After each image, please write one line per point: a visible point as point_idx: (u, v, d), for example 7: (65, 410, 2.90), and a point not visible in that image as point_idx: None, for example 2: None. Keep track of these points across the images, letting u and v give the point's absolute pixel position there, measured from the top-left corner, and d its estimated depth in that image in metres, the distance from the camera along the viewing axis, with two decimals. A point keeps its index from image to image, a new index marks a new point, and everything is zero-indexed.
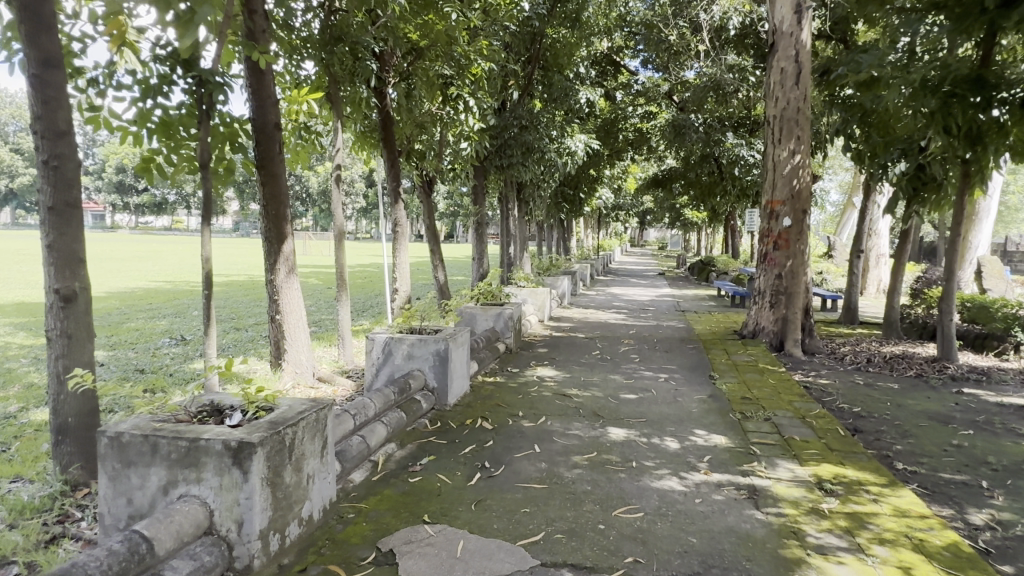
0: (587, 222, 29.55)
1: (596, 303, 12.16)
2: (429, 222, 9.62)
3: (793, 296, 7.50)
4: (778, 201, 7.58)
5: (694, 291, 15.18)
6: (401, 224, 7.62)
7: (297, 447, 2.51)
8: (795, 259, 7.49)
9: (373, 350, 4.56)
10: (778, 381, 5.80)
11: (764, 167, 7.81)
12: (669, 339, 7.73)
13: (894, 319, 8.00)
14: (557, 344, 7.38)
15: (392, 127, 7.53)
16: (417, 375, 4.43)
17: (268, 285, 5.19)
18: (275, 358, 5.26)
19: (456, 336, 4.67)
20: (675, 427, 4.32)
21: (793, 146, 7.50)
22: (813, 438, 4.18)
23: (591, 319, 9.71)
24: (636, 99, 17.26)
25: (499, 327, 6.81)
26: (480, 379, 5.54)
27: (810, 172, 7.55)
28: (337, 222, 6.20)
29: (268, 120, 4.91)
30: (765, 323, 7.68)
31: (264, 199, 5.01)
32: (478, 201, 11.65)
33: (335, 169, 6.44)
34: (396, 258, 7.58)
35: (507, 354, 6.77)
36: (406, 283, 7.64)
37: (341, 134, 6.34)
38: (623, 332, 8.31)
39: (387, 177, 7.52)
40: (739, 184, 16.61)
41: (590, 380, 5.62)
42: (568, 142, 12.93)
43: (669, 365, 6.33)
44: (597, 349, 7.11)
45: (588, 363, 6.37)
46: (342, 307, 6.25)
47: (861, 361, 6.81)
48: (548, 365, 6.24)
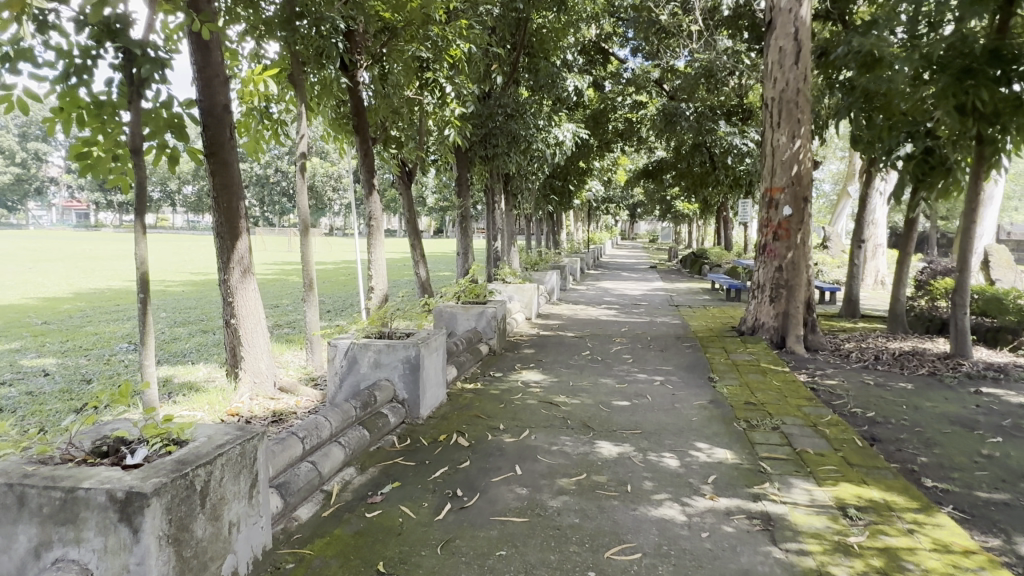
0: (577, 215, 29.11)
1: (587, 298, 11.70)
2: (409, 215, 9.12)
3: (794, 290, 7.05)
4: (778, 188, 7.14)
5: (688, 284, 14.73)
6: (377, 217, 7.11)
7: (212, 492, 2.02)
8: (796, 250, 7.05)
9: (336, 357, 4.08)
10: (782, 383, 5.35)
11: (762, 153, 7.37)
12: (662, 336, 7.28)
13: (900, 312, 7.59)
14: (544, 344, 6.91)
15: (364, 114, 7.01)
16: (385, 386, 3.95)
17: (221, 286, 4.68)
18: (231, 366, 4.76)
19: (430, 340, 4.18)
20: (674, 441, 3.86)
21: (792, 130, 7.05)
22: (828, 451, 3.73)
23: (581, 316, 9.25)
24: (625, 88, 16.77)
25: (481, 327, 6.33)
26: (459, 386, 5.07)
27: (811, 156, 7.10)
28: (302, 215, 5.68)
29: (217, 101, 4.39)
30: (765, 319, 7.25)
31: (214, 190, 4.50)
32: (462, 193, 11.13)
33: (300, 158, 5.89)
34: (371, 254, 7.09)
35: (491, 356, 6.30)
36: (383, 281, 7.14)
37: (306, 120, 5.80)
38: (614, 329, 7.85)
39: (359, 168, 7.00)
40: (733, 174, 16.17)
41: (579, 385, 5.16)
42: (556, 132, 12.45)
43: (665, 366, 5.87)
44: (587, 349, 6.65)
45: (577, 365, 5.90)
46: (310, 308, 5.75)
47: (869, 358, 6.38)
48: (534, 368, 5.77)
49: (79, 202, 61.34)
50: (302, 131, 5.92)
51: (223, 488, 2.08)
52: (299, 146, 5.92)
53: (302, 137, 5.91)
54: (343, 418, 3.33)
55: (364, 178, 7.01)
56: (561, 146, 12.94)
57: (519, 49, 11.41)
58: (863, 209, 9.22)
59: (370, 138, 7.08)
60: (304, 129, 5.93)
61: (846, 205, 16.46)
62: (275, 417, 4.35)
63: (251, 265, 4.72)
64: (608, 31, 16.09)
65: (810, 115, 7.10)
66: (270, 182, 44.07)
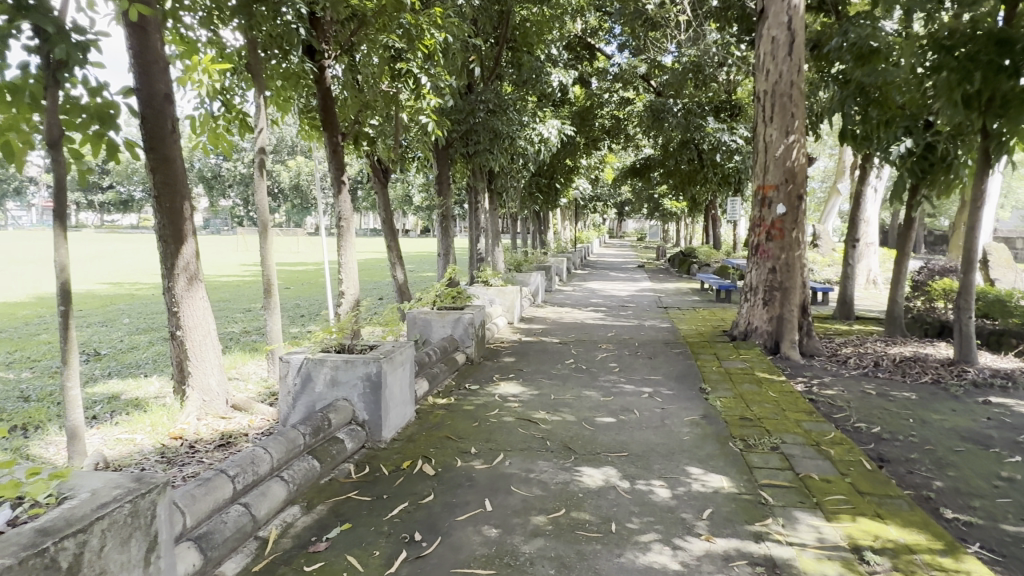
0: (565, 214, 28.77)
1: (573, 300, 11.32)
2: (385, 214, 8.69)
3: (789, 292, 6.70)
4: (771, 185, 6.78)
5: (676, 284, 14.38)
6: (348, 217, 6.68)
7: (87, 567, 1.61)
8: (791, 250, 6.70)
9: (288, 374, 3.65)
10: (779, 394, 4.98)
11: (753, 148, 7.02)
12: (651, 342, 6.90)
13: (898, 314, 7.27)
14: (526, 351, 6.51)
15: (334, 108, 6.56)
16: (342, 407, 3.54)
17: (166, 295, 4.22)
18: (178, 382, 4.32)
19: (394, 353, 3.77)
20: (664, 465, 3.47)
21: (786, 124, 6.69)
22: (835, 476, 3.36)
23: (566, 319, 8.87)
24: (612, 85, 16.52)
25: (458, 334, 5.91)
26: (431, 401, 4.66)
27: (805, 151, 6.74)
28: (260, 216, 5.24)
29: (156, 90, 3.96)
30: (758, 323, 6.89)
31: (155, 189, 4.05)
32: (442, 191, 10.70)
33: (258, 153, 5.43)
34: (341, 256, 6.65)
35: (469, 365, 5.90)
36: (354, 284, 6.71)
37: (266, 113, 5.34)
38: (600, 334, 7.48)
39: (328, 165, 6.57)
40: (721, 171, 15.85)
41: (561, 399, 4.76)
42: (540, 128, 12.08)
43: (653, 376, 5.49)
44: (571, 357, 6.26)
45: (559, 376, 5.51)
46: (272, 317, 5.32)
47: (867, 364, 6.04)
48: (514, 379, 5.37)
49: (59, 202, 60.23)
50: (261, 124, 5.44)
51: (103, 559, 1.67)
52: (257, 140, 5.44)
53: (261, 131, 5.44)
54: (288, 448, 2.91)
55: (334, 175, 6.59)
56: (546, 142, 12.55)
57: (502, 42, 11.03)
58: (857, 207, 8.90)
59: (340, 132, 6.64)
60: (264, 123, 5.46)
61: (837, 203, 16.13)
62: (224, 440, 3.93)
63: (200, 271, 4.29)
64: (594, 26, 15.73)
65: (804, 109, 6.75)
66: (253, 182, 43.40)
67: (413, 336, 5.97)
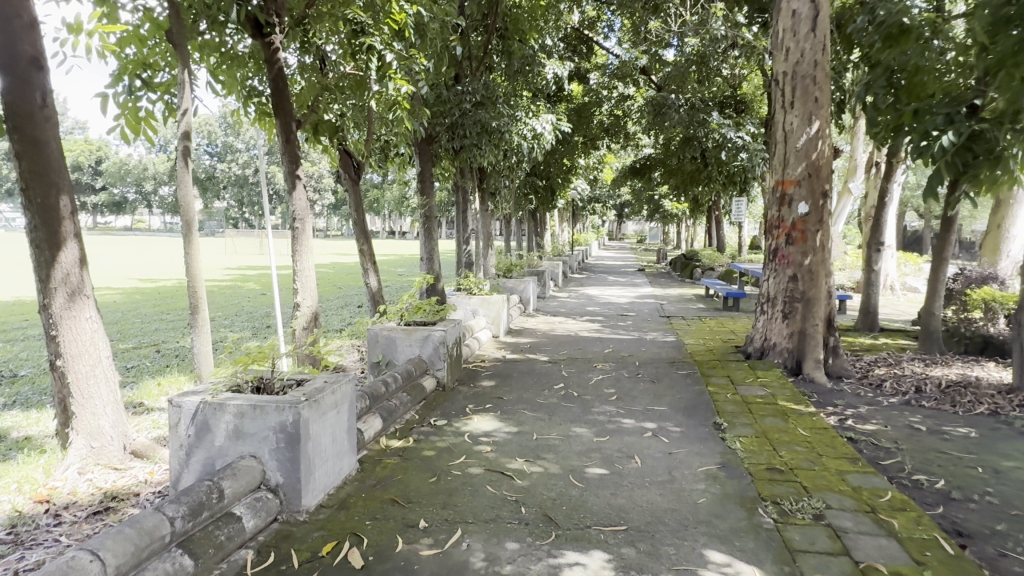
0: (562, 216, 27.95)
1: (567, 308, 10.43)
2: (357, 214, 7.80)
3: (812, 304, 5.82)
4: (791, 181, 5.91)
5: (679, 290, 13.49)
6: (304, 216, 5.80)
7: None
8: (814, 256, 5.81)
9: (180, 422, 2.79)
10: (811, 433, 4.09)
11: (770, 140, 6.16)
12: (653, 360, 6.01)
13: (935, 328, 6.39)
14: (509, 373, 5.61)
15: (288, 92, 5.68)
16: (245, 469, 2.66)
17: (43, 315, 3.29)
18: (60, 424, 3.42)
19: (320, 396, 2.89)
20: (676, 549, 2.58)
21: (807, 111, 5.82)
22: (909, 566, 2.47)
23: (558, 332, 7.97)
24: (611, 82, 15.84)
25: (427, 355, 5.01)
26: (383, 443, 3.77)
27: (831, 142, 5.87)
28: (184, 213, 4.35)
29: (19, 52, 3.08)
30: (776, 339, 6.01)
31: (22, 179, 3.14)
32: (425, 190, 9.80)
33: (181, 140, 4.38)
34: (297, 261, 5.77)
35: (439, 392, 5.01)
36: (312, 294, 5.85)
37: (191, 88, 4.27)
38: (595, 350, 6.58)
39: (281, 157, 5.68)
40: (726, 170, 14.97)
41: (545, 440, 3.88)
42: (533, 123, 11.26)
43: (657, 407, 4.59)
44: (560, 380, 5.36)
45: (545, 407, 4.61)
46: (199, 337, 4.46)
47: (907, 390, 5.16)
48: (491, 410, 4.50)
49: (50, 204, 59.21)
50: (185, 104, 4.34)
51: None
52: (179, 122, 4.35)
53: (183, 113, 4.34)
54: (140, 544, 2.03)
55: (286, 169, 5.71)
56: (539, 139, 11.67)
57: (493, 29, 10.16)
58: (880, 207, 8.04)
59: (294, 116, 5.75)
60: (189, 102, 4.36)
61: (848, 206, 15.25)
62: (103, 503, 3.04)
63: (84, 283, 3.37)
64: (591, 17, 14.87)
65: (828, 93, 5.87)
66: (247, 183, 42.49)
67: (375, 356, 5.06)
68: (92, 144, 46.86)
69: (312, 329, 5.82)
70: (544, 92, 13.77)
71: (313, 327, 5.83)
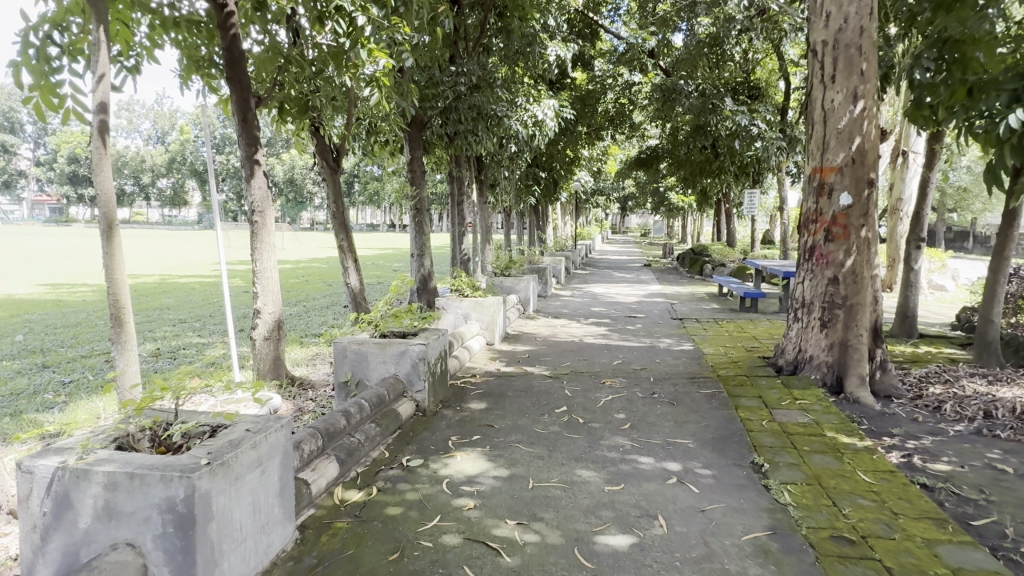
0: (565, 209, 27.11)
1: (570, 309, 9.62)
2: (335, 206, 6.98)
3: (856, 310, 5.01)
4: (831, 168, 5.10)
5: (689, 288, 12.65)
6: (265, 205, 4.96)
7: None
8: (858, 254, 5.00)
9: (33, 494, 2.00)
10: (876, 479, 3.28)
11: (806, 120, 5.34)
12: (671, 375, 5.20)
13: (993, 338, 5.57)
14: (502, 392, 4.79)
15: (245, 64, 4.85)
16: (115, 566, 1.86)
17: None
18: None
19: (230, 457, 2.08)
20: None
21: (851, 86, 5.00)
22: None
23: (560, 338, 7.15)
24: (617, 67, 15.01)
25: (404, 373, 4.21)
26: (338, 498, 2.95)
27: (877, 122, 5.05)
28: (101, 203, 3.50)
29: None
30: (812, 351, 5.19)
31: None
32: (416, 180, 8.97)
33: (96, 113, 3.52)
34: (257, 261, 4.95)
35: (418, 417, 4.20)
36: (276, 298, 5.03)
37: (105, 48, 3.42)
38: (602, 362, 5.76)
39: (238, 141, 4.87)
40: (740, 161, 14.09)
41: (544, 490, 3.08)
42: (534, 109, 10.47)
43: (681, 441, 3.78)
44: (563, 402, 4.55)
45: (544, 439, 3.79)
46: (122, 355, 3.64)
47: (973, 417, 4.35)
48: (478, 445, 3.68)
49: (48, 197, 58.46)
50: (101, 68, 3.49)
51: None
52: (93, 90, 3.49)
53: (99, 80, 3.49)
54: None
55: (243, 152, 4.90)
56: (540, 126, 10.85)
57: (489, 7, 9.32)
58: (920, 199, 7.13)
59: (254, 91, 4.97)
60: (106, 65, 3.51)
61: None
62: None
63: None
64: None
65: (875, 66, 5.05)
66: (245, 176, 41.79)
67: (342, 375, 4.23)
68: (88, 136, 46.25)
69: (275, 338, 5.00)
70: (544, 77, 12.92)
71: (276, 337, 5.01)
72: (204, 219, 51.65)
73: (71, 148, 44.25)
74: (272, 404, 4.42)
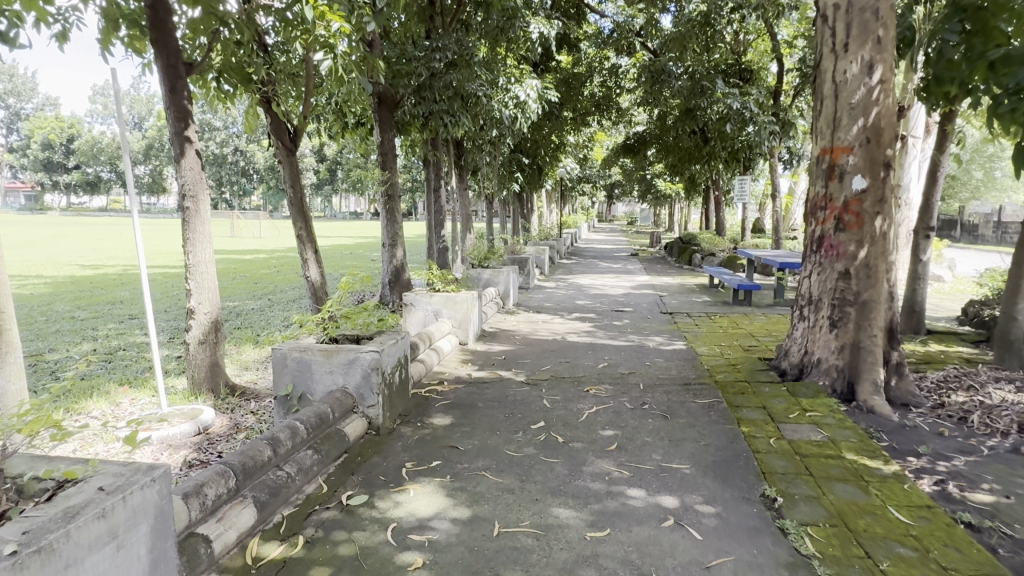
0: (550, 197, 26.55)
1: (553, 302, 9.04)
2: (293, 192, 6.31)
3: (869, 309, 4.45)
4: (842, 148, 4.53)
5: (678, 279, 12.12)
6: (198, 188, 4.30)
7: None
8: (871, 245, 4.45)
9: None
10: (913, 518, 2.71)
11: (815, 94, 4.76)
12: (663, 381, 4.65)
13: (1016, 337, 5.04)
14: (472, 403, 4.20)
15: (172, 24, 4.18)
16: None
17: None
18: None
19: (56, 539, 1.47)
20: None
21: (865, 55, 4.41)
22: None
23: (541, 335, 6.57)
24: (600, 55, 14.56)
25: (354, 386, 3.60)
26: (248, 557, 2.33)
27: (895, 95, 4.46)
28: None
29: None
30: (820, 354, 4.64)
31: None
32: (387, 164, 8.36)
33: None
34: (190, 253, 4.31)
35: (369, 437, 3.60)
36: (213, 295, 4.40)
37: None
38: (586, 365, 5.18)
39: (167, 114, 4.22)
40: (730, 145, 13.51)
41: (511, 538, 2.50)
42: (516, 89, 9.85)
43: (676, 467, 3.21)
44: (540, 415, 3.97)
45: (517, 466, 3.21)
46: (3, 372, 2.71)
47: (1006, 431, 3.82)
48: (435, 475, 3.09)
49: (21, 182, 56.96)
50: None
51: None
52: None
53: None
54: None
55: (171, 128, 4.23)
56: (523, 108, 10.20)
57: None
58: (930, 184, 6.55)
59: (185, 57, 4.31)
60: None
61: None
62: None
63: None
64: None
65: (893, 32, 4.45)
66: (225, 163, 40.81)
67: (282, 389, 3.60)
68: (61, 121, 45.01)
69: (212, 341, 4.36)
70: (526, 58, 12.28)
71: (213, 341, 4.37)
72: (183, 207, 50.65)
73: (44, 133, 43.01)
74: (202, 419, 3.79)
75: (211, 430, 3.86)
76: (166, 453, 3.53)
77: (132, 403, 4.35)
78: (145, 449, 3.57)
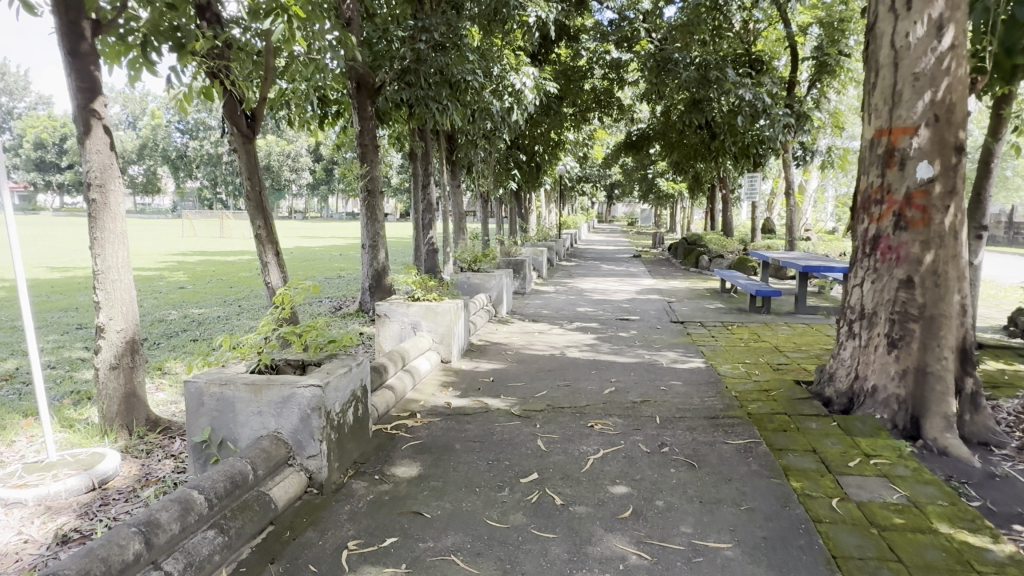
0: (549, 196, 25.65)
1: (551, 309, 8.19)
2: (251, 187, 5.40)
3: (938, 326, 3.62)
4: (903, 129, 3.70)
5: (686, 283, 11.26)
6: (108, 176, 3.45)
7: None
8: (940, 248, 3.61)
9: None
10: None
11: (869, 63, 3.92)
12: (683, 413, 3.81)
13: None
14: (448, 444, 3.36)
15: None
16: None
17: None
18: None
19: None
20: None
21: (934, 14, 3.58)
22: None
23: (536, 350, 5.72)
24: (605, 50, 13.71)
25: (289, 431, 2.76)
26: None
27: (967, 65, 3.63)
28: None
29: None
30: (875, 380, 3.82)
31: None
32: (365, 157, 7.53)
33: None
34: (97, 258, 3.46)
35: (307, 499, 2.75)
36: (130, 309, 3.56)
37: None
38: (589, 391, 4.34)
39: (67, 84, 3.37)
40: (741, 140, 12.63)
41: None
42: (510, 78, 8.95)
43: (715, 546, 2.37)
44: (532, 462, 3.13)
45: (499, 545, 2.38)
46: None
47: None
48: (385, 565, 2.24)
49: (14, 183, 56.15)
50: None
51: None
52: None
53: None
54: None
55: (73, 100, 3.38)
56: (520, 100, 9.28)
57: None
58: (981, 177, 5.68)
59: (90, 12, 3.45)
60: None
61: None
62: None
63: None
64: None
65: None
66: (219, 162, 39.96)
67: (197, 434, 2.76)
68: (54, 120, 44.33)
69: (127, 366, 3.52)
70: (522, 46, 11.42)
71: (129, 366, 3.53)
72: (178, 207, 49.79)
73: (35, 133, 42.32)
74: (98, 471, 2.95)
75: (111, 483, 3.00)
76: (40, 520, 2.66)
77: (28, 443, 3.50)
78: (15, 512, 2.71)
